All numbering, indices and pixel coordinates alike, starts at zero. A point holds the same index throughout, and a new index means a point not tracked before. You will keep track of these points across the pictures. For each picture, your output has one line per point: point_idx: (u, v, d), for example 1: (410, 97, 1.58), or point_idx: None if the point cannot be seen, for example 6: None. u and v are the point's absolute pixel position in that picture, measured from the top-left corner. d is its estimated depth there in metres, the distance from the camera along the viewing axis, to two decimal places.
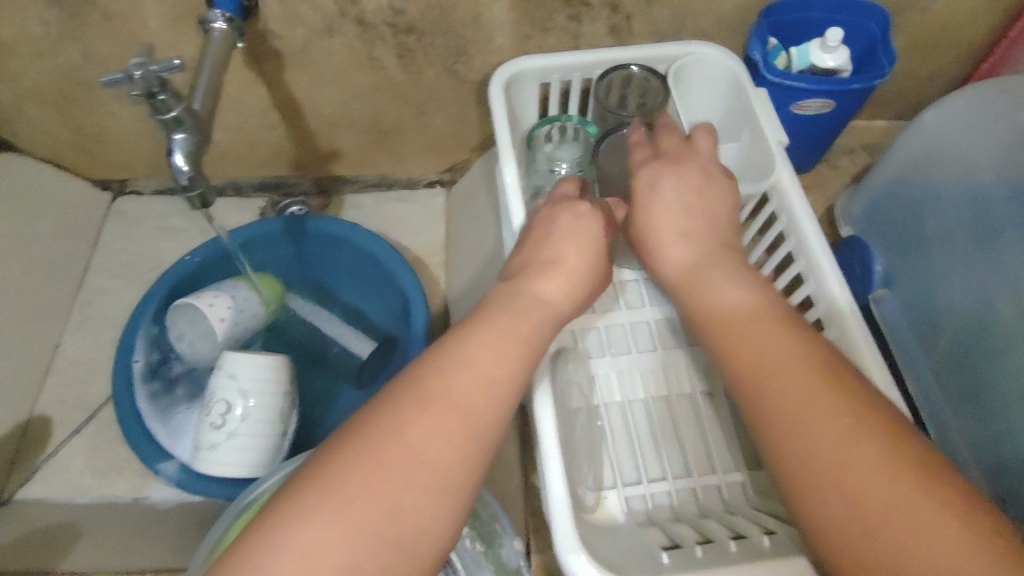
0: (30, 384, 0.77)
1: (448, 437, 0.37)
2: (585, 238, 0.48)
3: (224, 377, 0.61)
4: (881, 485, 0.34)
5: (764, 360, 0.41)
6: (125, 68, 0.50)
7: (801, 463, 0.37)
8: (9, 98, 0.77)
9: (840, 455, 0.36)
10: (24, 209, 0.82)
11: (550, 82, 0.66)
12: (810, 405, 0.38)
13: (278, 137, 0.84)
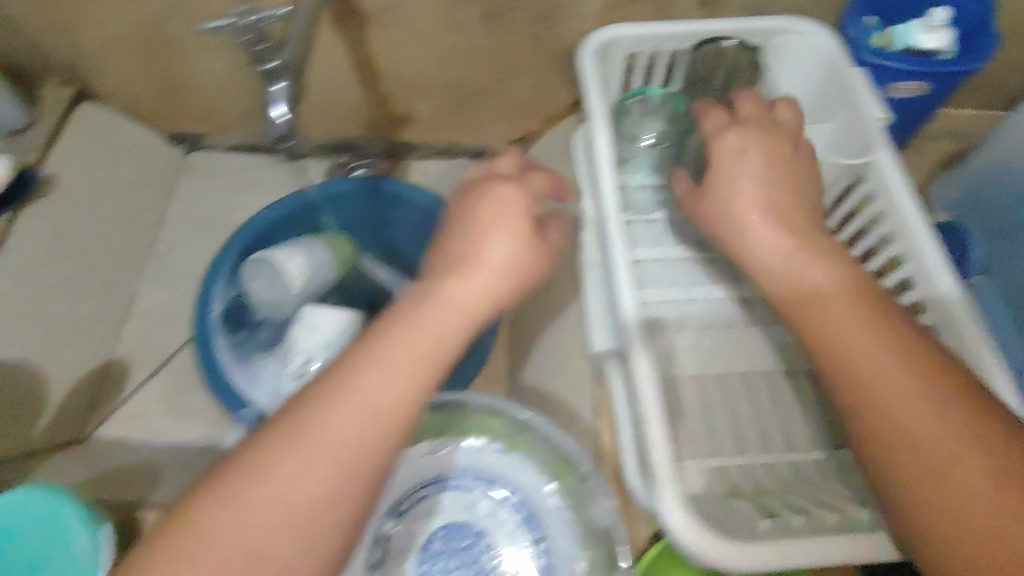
0: (110, 328, 0.81)
1: (371, 418, 0.39)
2: (514, 217, 0.48)
3: (304, 331, 0.69)
4: (954, 459, 0.38)
5: (840, 334, 0.44)
6: (234, 16, 0.54)
7: (883, 432, 0.41)
8: (95, 45, 0.77)
9: (924, 427, 0.40)
10: (106, 157, 0.85)
11: (639, 53, 0.65)
12: (899, 383, 0.41)
13: (354, 97, 0.85)
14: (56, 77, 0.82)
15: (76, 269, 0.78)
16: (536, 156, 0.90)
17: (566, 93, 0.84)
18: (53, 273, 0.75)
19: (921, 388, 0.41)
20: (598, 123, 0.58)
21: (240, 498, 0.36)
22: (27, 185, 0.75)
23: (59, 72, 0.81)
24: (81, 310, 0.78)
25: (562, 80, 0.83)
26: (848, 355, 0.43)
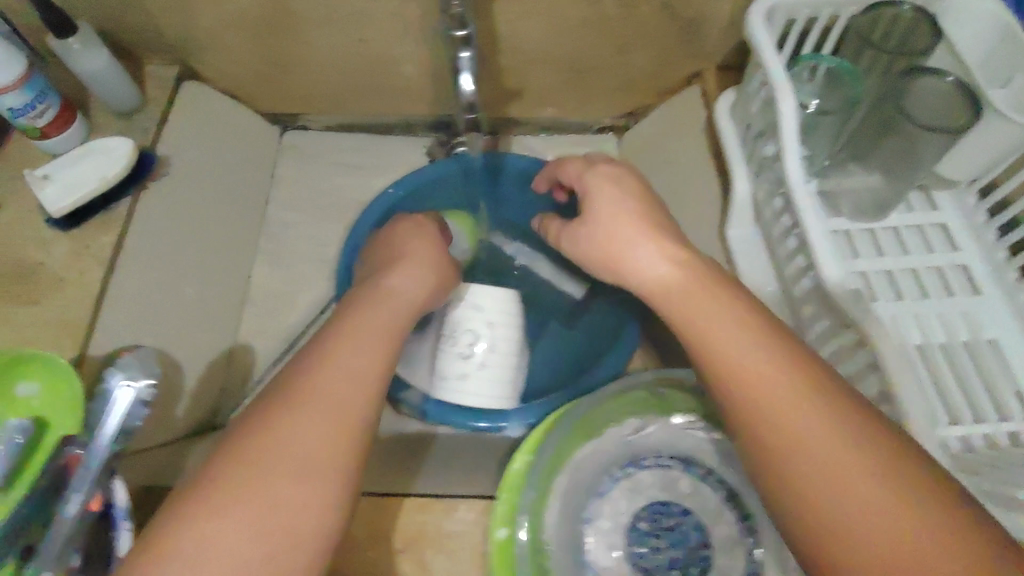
0: (231, 312, 0.79)
1: (342, 408, 0.44)
2: (422, 243, 0.61)
3: (467, 309, 0.63)
4: (868, 480, 0.37)
5: (734, 360, 0.43)
6: None
7: (797, 457, 0.39)
8: (211, 24, 0.76)
9: (833, 451, 0.38)
10: (213, 138, 0.83)
11: (796, 19, 0.64)
12: (807, 405, 0.40)
13: (466, 72, 0.82)
14: (162, 56, 0.80)
15: (196, 253, 0.77)
16: (649, 131, 0.88)
17: (686, 65, 0.82)
18: (177, 259, 0.74)
19: (821, 410, 0.40)
20: (785, 89, 0.56)
21: (237, 480, 0.40)
22: (146, 170, 0.72)
23: (165, 51, 0.80)
24: (204, 293, 0.77)
25: (684, 54, 0.80)
26: (746, 379, 0.43)
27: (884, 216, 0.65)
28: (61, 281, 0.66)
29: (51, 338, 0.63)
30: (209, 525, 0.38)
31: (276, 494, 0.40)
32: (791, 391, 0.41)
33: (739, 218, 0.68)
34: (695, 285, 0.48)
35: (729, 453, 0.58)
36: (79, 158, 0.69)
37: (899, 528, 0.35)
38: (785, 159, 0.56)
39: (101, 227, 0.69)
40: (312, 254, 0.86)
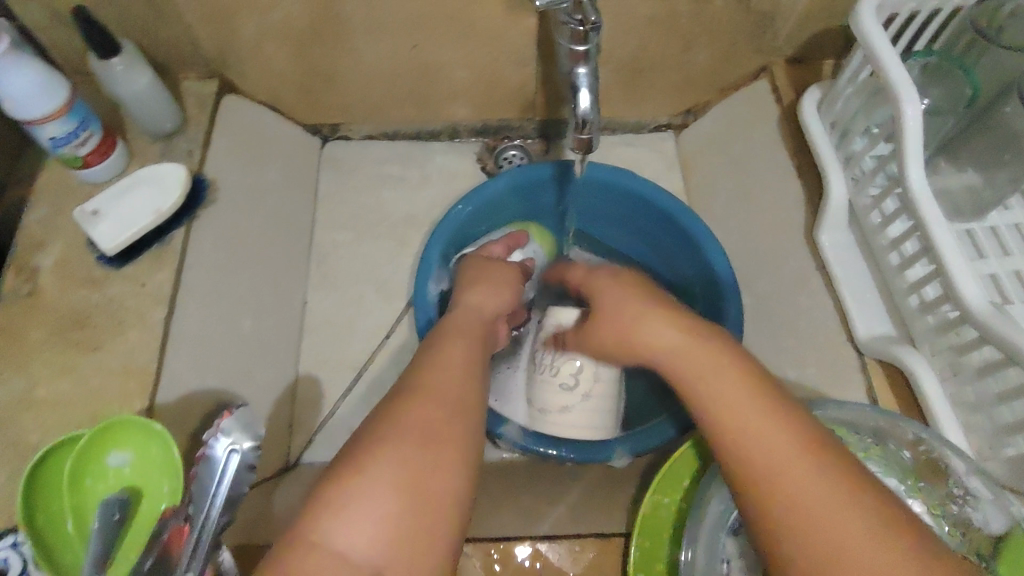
0: (290, 343, 0.75)
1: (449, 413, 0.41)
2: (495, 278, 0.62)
3: (567, 337, 0.60)
4: (859, 538, 0.36)
5: (735, 419, 0.42)
6: None
7: (790, 518, 0.38)
8: (252, 35, 0.71)
9: (833, 516, 0.37)
10: (256, 157, 0.77)
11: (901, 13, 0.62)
12: (799, 469, 0.39)
13: (522, 75, 0.78)
14: (197, 70, 0.75)
15: (250, 283, 0.72)
16: (712, 128, 0.84)
17: (755, 61, 0.78)
18: (233, 291, 0.70)
19: (821, 470, 0.39)
20: (910, 92, 0.54)
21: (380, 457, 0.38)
22: (199, 197, 0.68)
23: (200, 65, 0.74)
24: (262, 326, 0.72)
25: (752, 49, 0.76)
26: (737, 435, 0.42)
27: (984, 215, 0.64)
28: (120, 323, 0.61)
29: (117, 387, 0.58)
30: (350, 503, 0.37)
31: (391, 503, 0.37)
32: (796, 451, 0.40)
33: (833, 225, 0.65)
34: (697, 352, 0.47)
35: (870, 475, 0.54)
36: (130, 188, 0.65)
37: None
38: (907, 165, 0.55)
39: (157, 261, 0.64)
40: (366, 275, 0.81)
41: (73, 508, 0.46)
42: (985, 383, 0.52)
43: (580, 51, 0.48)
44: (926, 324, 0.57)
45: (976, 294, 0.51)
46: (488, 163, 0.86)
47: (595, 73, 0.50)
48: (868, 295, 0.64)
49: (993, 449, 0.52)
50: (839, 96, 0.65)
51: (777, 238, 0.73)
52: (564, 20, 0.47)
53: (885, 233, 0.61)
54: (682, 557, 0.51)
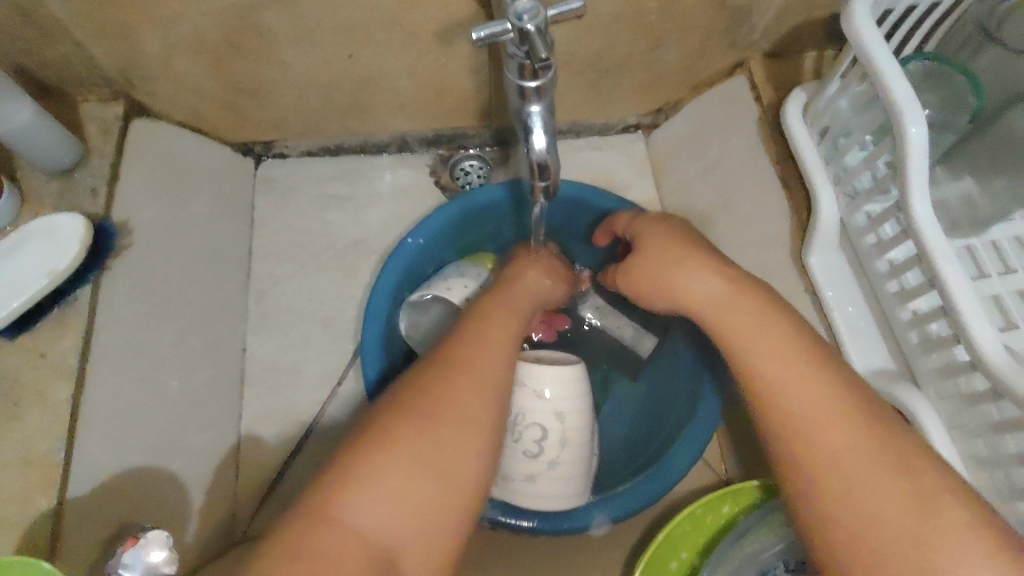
0: (229, 398, 0.67)
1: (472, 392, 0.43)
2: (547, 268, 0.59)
3: (529, 396, 0.52)
4: (889, 500, 0.40)
5: (782, 383, 0.45)
6: (506, 20, 0.38)
7: (829, 477, 0.42)
8: (158, 50, 0.61)
9: (867, 468, 0.41)
10: (175, 187, 0.68)
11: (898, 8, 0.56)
12: (835, 419, 0.43)
13: (476, 82, 0.69)
14: (98, 92, 0.65)
15: (176, 336, 0.63)
16: (686, 131, 0.77)
17: (732, 55, 0.70)
18: (152, 350, 0.61)
19: (870, 440, 0.42)
20: (914, 106, 0.48)
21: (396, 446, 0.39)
22: (107, 245, 0.59)
23: (102, 85, 0.64)
24: (193, 384, 0.63)
25: (727, 45, 0.68)
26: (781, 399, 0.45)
27: (984, 229, 0.58)
28: (16, 406, 0.53)
29: (17, 482, 0.50)
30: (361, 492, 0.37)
31: (420, 464, 0.39)
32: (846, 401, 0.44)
33: (824, 246, 0.60)
34: (742, 306, 0.49)
35: None
36: (17, 246, 0.55)
37: (906, 522, 0.40)
38: (910, 187, 0.48)
39: (59, 327, 0.56)
40: (312, 311, 0.72)
41: None
42: (1001, 440, 0.47)
43: (532, 87, 0.41)
44: (931, 364, 0.51)
45: (990, 339, 0.45)
46: (444, 175, 0.78)
47: (551, 108, 0.43)
48: (861, 324, 0.58)
49: (1006, 505, 0.46)
50: (830, 103, 0.58)
51: (762, 255, 0.67)
52: (510, 53, 0.39)
53: (883, 258, 0.56)
54: None
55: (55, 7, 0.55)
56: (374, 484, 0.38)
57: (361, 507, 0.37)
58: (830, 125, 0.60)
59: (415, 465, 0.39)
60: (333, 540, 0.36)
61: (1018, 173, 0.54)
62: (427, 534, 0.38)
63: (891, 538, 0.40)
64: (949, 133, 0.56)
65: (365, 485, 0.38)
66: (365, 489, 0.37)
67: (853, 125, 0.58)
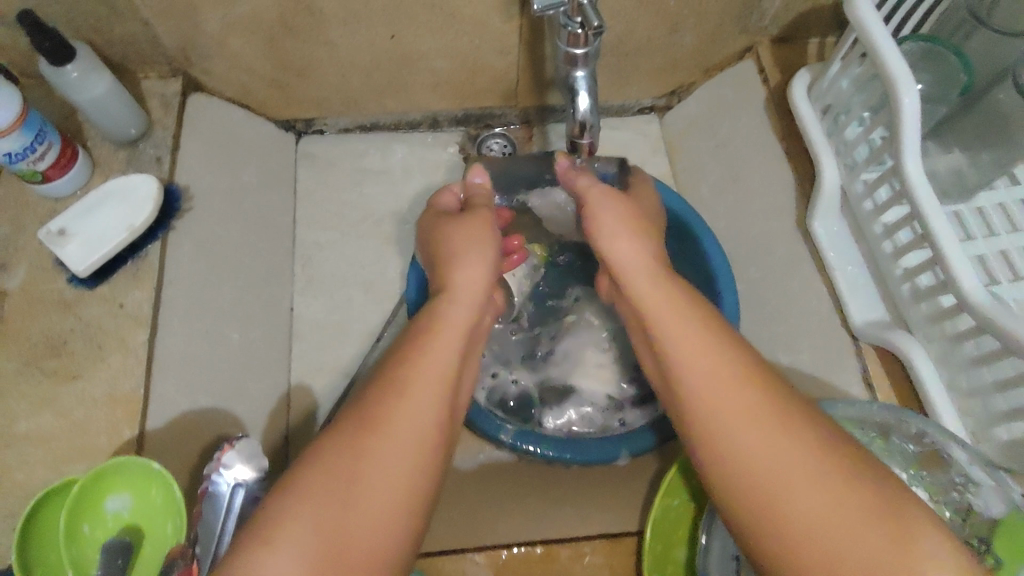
0: (280, 353, 0.71)
1: (429, 399, 0.42)
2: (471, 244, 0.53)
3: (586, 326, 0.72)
4: (814, 502, 0.37)
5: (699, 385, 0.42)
6: None
7: (750, 487, 0.39)
8: (217, 29, 0.66)
9: (787, 465, 0.38)
10: (228, 158, 0.73)
11: None
12: (749, 422, 0.40)
13: (506, 62, 0.74)
14: (159, 69, 0.71)
15: (234, 293, 0.69)
16: (697, 112, 0.83)
17: (741, 41, 0.76)
18: (214, 305, 0.66)
19: (787, 439, 0.39)
20: (908, 80, 0.54)
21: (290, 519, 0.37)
22: (174, 207, 0.66)
23: (163, 63, 0.70)
24: (250, 337, 0.69)
25: (738, 30, 0.74)
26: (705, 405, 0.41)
27: (971, 197, 0.64)
28: (100, 350, 0.59)
29: (104, 417, 0.57)
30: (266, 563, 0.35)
31: (372, 475, 0.38)
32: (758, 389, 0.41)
33: (825, 211, 0.66)
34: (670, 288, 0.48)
35: (895, 410, 0.52)
36: (98, 205, 0.63)
37: (829, 526, 0.36)
38: (905, 152, 0.54)
39: (133, 279, 0.62)
40: (354, 275, 0.78)
41: (72, 559, 0.44)
42: (979, 372, 0.54)
43: (579, 54, 0.47)
44: (921, 312, 0.58)
45: (974, 284, 0.51)
46: (471, 152, 0.84)
47: (593, 75, 0.49)
48: (859, 281, 0.64)
49: (985, 432, 0.54)
50: (832, 82, 0.65)
51: (769, 224, 0.72)
52: (563, 24, 0.46)
53: (878, 220, 0.62)
54: (701, 542, 0.52)
55: None
56: (326, 511, 0.37)
57: (312, 532, 0.36)
58: (832, 102, 0.66)
59: (358, 480, 0.38)
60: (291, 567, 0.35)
61: (1000, 145, 0.60)
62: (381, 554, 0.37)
63: (809, 544, 0.36)
64: (944, 106, 0.62)
65: (320, 507, 0.37)
66: (307, 515, 0.37)
67: (853, 100, 0.64)
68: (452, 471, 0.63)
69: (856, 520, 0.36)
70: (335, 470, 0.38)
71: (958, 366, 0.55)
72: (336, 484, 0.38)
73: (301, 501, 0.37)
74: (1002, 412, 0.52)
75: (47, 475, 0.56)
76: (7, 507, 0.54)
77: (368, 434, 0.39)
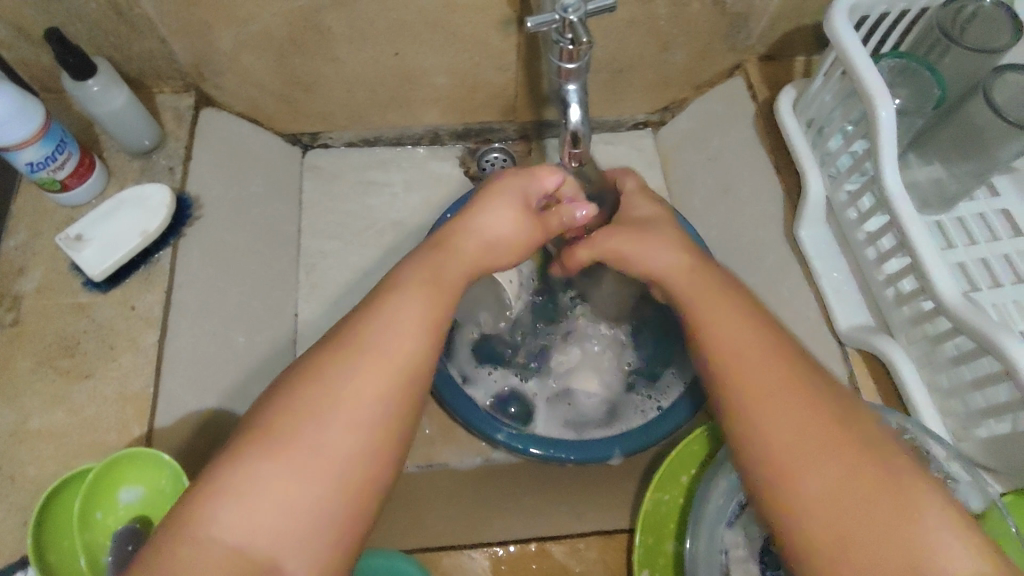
0: (285, 357, 0.73)
1: (412, 334, 0.41)
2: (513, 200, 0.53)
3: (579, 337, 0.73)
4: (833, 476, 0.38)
5: (734, 355, 0.44)
6: (555, 10, 0.46)
7: (778, 449, 0.40)
8: (229, 47, 0.69)
9: (809, 440, 0.39)
10: (236, 169, 0.76)
11: (870, 14, 0.65)
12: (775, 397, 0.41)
13: (504, 78, 0.78)
14: (172, 84, 0.74)
15: (241, 297, 0.71)
16: (689, 126, 0.85)
17: (730, 59, 0.80)
18: (222, 308, 0.69)
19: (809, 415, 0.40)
20: (884, 93, 0.57)
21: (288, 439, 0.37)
22: (185, 214, 0.69)
23: (176, 78, 0.73)
24: (256, 341, 0.71)
25: (727, 48, 0.77)
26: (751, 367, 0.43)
27: (951, 207, 0.67)
28: (111, 349, 0.62)
29: (115, 414, 0.60)
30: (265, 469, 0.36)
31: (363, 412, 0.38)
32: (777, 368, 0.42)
33: (811, 221, 0.68)
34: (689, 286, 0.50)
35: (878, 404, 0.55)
36: (114, 212, 0.65)
37: (848, 486, 0.37)
38: (882, 163, 0.57)
39: (145, 284, 0.65)
40: (356, 283, 0.80)
41: (85, 543, 0.50)
42: (959, 371, 0.56)
43: (569, 68, 0.49)
44: (903, 315, 0.60)
45: (949, 287, 0.53)
46: (471, 164, 0.87)
47: (584, 88, 0.51)
48: (844, 287, 0.67)
49: (966, 431, 0.56)
50: (815, 96, 0.67)
51: (760, 233, 0.75)
52: (555, 40, 0.48)
53: (862, 227, 0.64)
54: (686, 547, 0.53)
55: (147, 8, 0.63)
56: (330, 435, 0.37)
57: (316, 450, 0.37)
58: (815, 115, 0.69)
59: (356, 404, 0.38)
60: (286, 489, 0.36)
61: (976, 156, 0.63)
62: (371, 470, 0.38)
63: (834, 505, 0.37)
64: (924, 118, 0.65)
65: (321, 430, 0.38)
66: (306, 436, 0.37)
67: (833, 116, 0.67)
68: (449, 470, 0.65)
69: (863, 491, 0.37)
70: (330, 399, 0.38)
71: (941, 366, 0.57)
72: (335, 407, 0.38)
73: (310, 417, 0.38)
74: (980, 409, 0.54)
75: (59, 470, 0.58)
76: (20, 500, 0.56)
77: (360, 364, 0.39)
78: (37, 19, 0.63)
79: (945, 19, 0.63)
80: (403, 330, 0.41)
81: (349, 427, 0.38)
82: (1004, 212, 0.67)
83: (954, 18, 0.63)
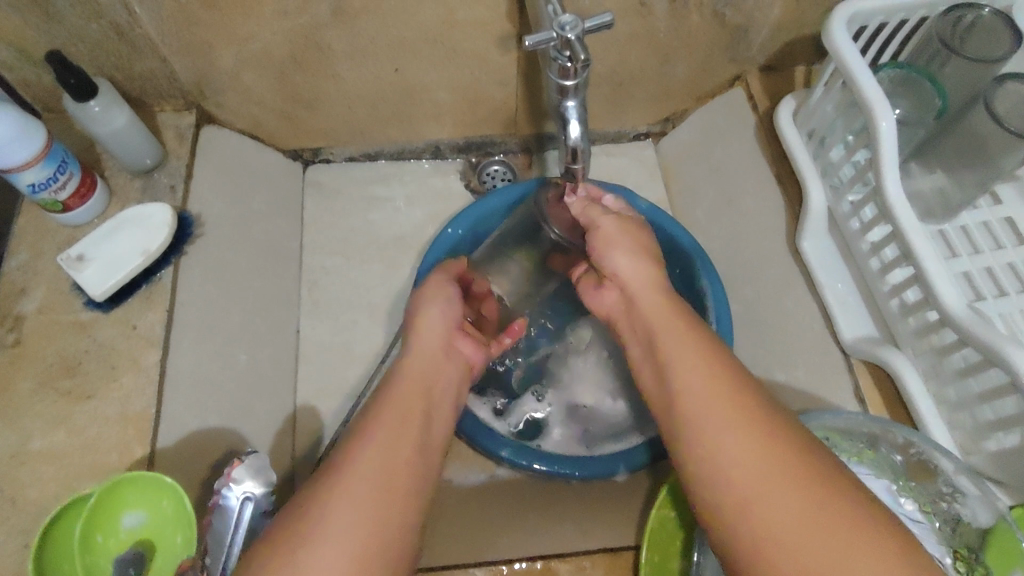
0: (287, 375, 0.73)
1: (393, 440, 0.42)
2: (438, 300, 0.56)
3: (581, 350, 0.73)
4: (789, 504, 0.37)
5: (682, 374, 0.44)
6: (555, 27, 0.46)
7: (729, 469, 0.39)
8: (231, 65, 0.70)
9: (757, 459, 0.39)
10: (237, 187, 0.76)
11: (869, 26, 0.65)
12: (721, 415, 0.41)
13: (505, 93, 0.78)
14: (174, 102, 0.74)
15: (243, 315, 0.71)
16: (690, 138, 0.85)
17: (730, 71, 0.80)
18: (224, 325, 0.68)
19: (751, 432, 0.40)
20: (884, 106, 0.56)
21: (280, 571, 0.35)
22: (186, 233, 0.68)
23: (177, 97, 0.73)
24: (258, 359, 0.71)
25: (727, 60, 0.77)
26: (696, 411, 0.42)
27: (954, 215, 0.66)
28: (113, 369, 0.62)
29: (117, 435, 0.59)
30: None
31: (360, 526, 0.38)
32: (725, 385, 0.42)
33: (814, 231, 0.68)
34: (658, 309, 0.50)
35: (886, 419, 0.55)
36: (115, 231, 0.66)
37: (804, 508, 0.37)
38: (884, 174, 0.56)
39: (146, 303, 0.65)
40: (359, 299, 0.80)
41: (86, 566, 0.50)
42: (966, 383, 0.55)
43: (567, 86, 0.49)
44: (908, 326, 0.59)
45: (954, 298, 0.53)
46: (472, 179, 0.87)
47: (583, 103, 0.51)
48: (848, 297, 0.66)
49: (976, 444, 0.55)
50: (816, 108, 0.67)
51: (762, 244, 0.74)
52: (553, 58, 0.48)
53: (865, 238, 0.64)
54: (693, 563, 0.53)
55: (148, 27, 0.63)
56: (323, 560, 0.36)
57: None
58: (817, 125, 0.69)
59: (354, 525, 0.38)
60: None
61: (980, 164, 0.63)
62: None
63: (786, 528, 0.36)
64: (926, 128, 0.65)
65: (314, 553, 0.36)
66: (306, 563, 0.36)
67: (836, 132, 0.66)
68: (454, 486, 0.65)
69: (812, 506, 0.36)
70: (318, 527, 0.37)
71: (947, 374, 0.56)
72: (328, 527, 0.37)
73: (301, 541, 0.37)
74: (990, 421, 0.53)
75: (60, 492, 0.57)
76: (21, 523, 0.55)
77: (349, 478, 0.39)
78: (39, 40, 0.63)
79: (945, 29, 0.63)
80: (380, 441, 0.42)
81: (342, 549, 0.37)
82: (1009, 221, 0.66)
83: (954, 30, 0.63)
